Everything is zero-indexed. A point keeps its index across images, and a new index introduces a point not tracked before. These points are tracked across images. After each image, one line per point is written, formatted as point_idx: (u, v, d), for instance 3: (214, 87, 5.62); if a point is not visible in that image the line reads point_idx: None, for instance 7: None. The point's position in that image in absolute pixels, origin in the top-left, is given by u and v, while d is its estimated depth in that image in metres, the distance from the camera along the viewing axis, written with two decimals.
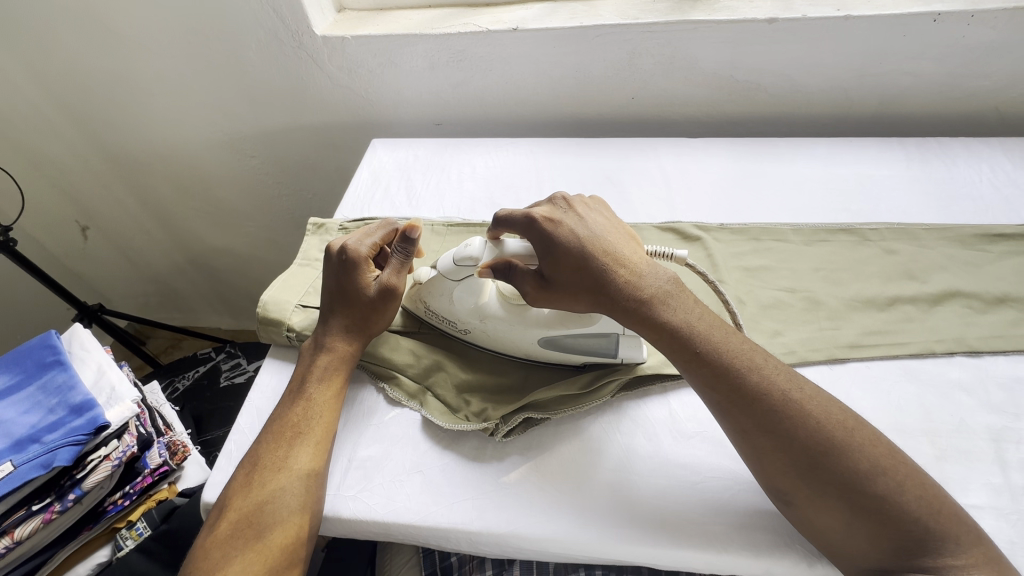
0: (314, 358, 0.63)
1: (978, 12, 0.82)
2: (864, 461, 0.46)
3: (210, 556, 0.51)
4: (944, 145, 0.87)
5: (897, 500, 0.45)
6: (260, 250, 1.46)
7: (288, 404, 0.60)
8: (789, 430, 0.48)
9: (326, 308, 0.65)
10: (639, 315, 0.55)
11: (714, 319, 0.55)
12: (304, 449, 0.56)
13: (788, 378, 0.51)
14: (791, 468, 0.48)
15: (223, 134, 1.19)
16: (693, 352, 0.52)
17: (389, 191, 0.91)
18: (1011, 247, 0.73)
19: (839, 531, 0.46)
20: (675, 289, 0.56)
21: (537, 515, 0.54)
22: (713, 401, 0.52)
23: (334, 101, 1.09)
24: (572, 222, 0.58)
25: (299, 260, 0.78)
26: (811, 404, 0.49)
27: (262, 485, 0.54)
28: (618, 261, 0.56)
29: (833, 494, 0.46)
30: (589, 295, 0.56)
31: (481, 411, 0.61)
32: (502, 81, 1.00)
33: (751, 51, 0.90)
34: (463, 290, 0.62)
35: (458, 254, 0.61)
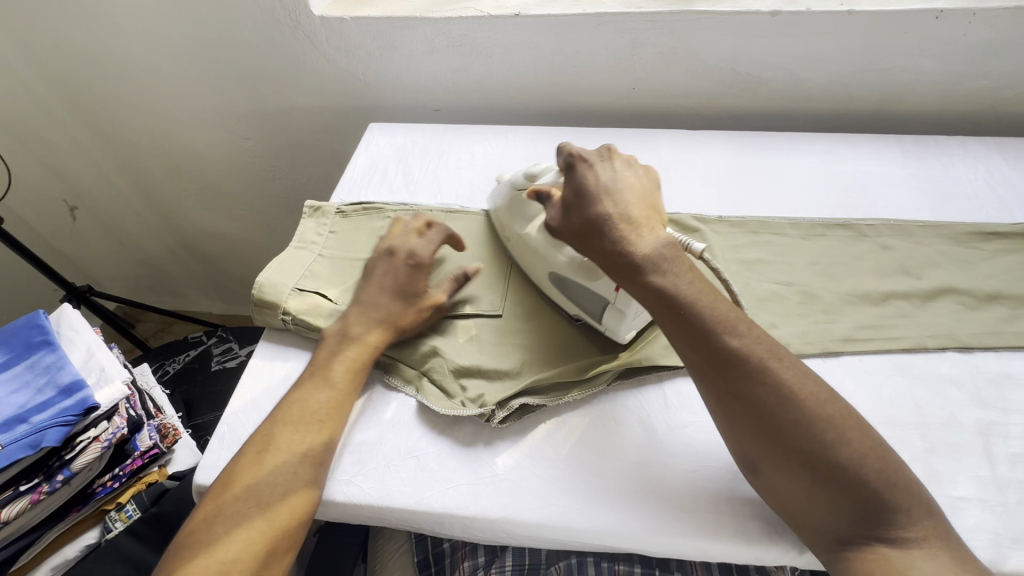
0: (341, 344, 0.62)
1: (980, 11, 0.82)
2: (831, 431, 0.47)
3: (211, 527, 0.50)
4: (941, 144, 0.88)
5: (860, 472, 0.46)
6: (254, 235, 1.44)
7: (308, 379, 0.60)
8: (759, 397, 0.49)
9: (365, 292, 0.66)
10: (625, 271, 0.56)
11: (705, 284, 0.54)
12: (319, 436, 0.56)
13: (767, 349, 0.51)
14: (760, 434, 0.48)
15: (217, 114, 1.17)
16: (670, 310, 0.53)
17: (387, 175, 0.90)
18: (1004, 245, 0.73)
19: (803, 502, 0.47)
20: (670, 255, 0.55)
21: (532, 500, 0.55)
22: (689, 362, 0.53)
23: (330, 83, 1.08)
24: (598, 170, 0.61)
25: (295, 243, 0.77)
26: (788, 373, 0.49)
27: (275, 459, 0.54)
28: (622, 215, 0.58)
29: (799, 463, 0.47)
30: (589, 246, 0.59)
31: (477, 396, 0.60)
32: (502, 67, 0.99)
33: (753, 43, 0.90)
34: (516, 209, 0.70)
35: (530, 171, 0.69)
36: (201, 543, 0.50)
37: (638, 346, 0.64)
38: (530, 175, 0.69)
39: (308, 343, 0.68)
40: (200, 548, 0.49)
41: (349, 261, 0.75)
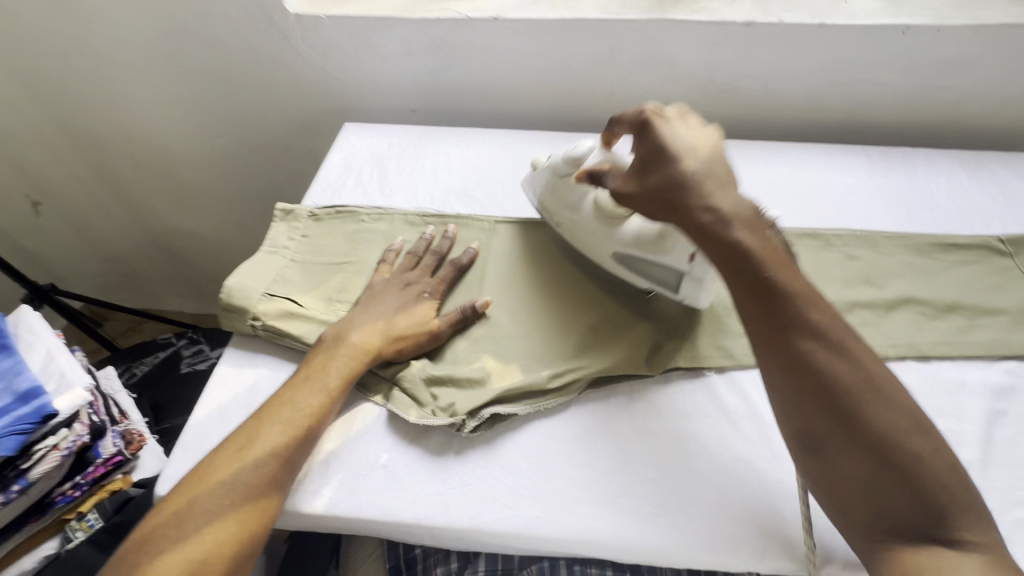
0: (337, 348, 0.62)
1: (945, 27, 0.85)
2: (903, 419, 0.48)
3: (181, 524, 0.50)
4: (906, 155, 0.90)
5: (927, 465, 0.46)
6: (227, 234, 1.41)
7: (298, 387, 0.59)
8: (835, 375, 0.49)
9: (370, 306, 0.66)
10: (703, 233, 0.55)
11: (784, 255, 0.54)
12: (300, 444, 0.56)
13: (845, 334, 0.50)
14: (826, 411, 0.49)
15: (188, 111, 1.14)
16: (754, 278, 0.52)
17: (362, 177, 0.89)
18: (964, 256, 0.75)
19: (858, 487, 0.48)
20: (751, 219, 0.54)
21: (502, 510, 0.55)
22: (758, 333, 0.53)
23: (305, 81, 1.06)
24: (675, 126, 0.59)
25: (266, 247, 0.75)
26: (868, 358, 0.50)
27: (253, 471, 0.53)
28: (708, 172, 0.56)
29: (864, 446, 0.47)
30: (665, 205, 0.57)
31: (448, 406, 0.60)
32: (481, 70, 0.98)
33: (728, 52, 0.91)
34: (564, 190, 0.70)
35: (568, 153, 0.68)
36: (165, 537, 0.50)
37: (609, 354, 0.64)
38: (571, 157, 0.68)
39: (276, 349, 0.67)
40: (163, 542, 0.49)
41: (321, 266, 0.74)
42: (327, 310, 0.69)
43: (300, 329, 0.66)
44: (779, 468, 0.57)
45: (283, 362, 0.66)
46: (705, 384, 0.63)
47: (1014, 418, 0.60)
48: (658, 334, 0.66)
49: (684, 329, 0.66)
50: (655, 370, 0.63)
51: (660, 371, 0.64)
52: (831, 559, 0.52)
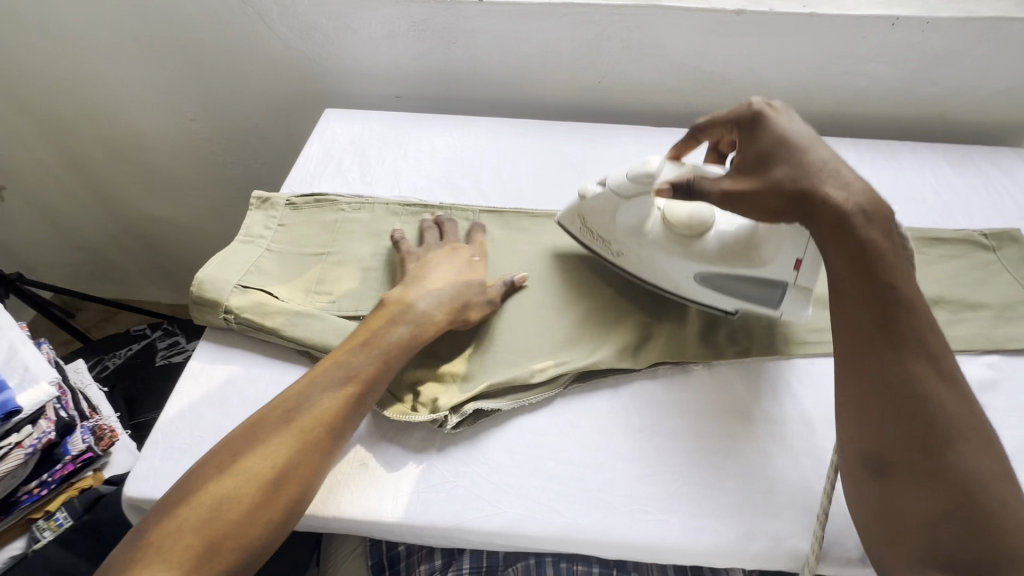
0: (387, 327, 0.60)
1: (933, 19, 0.85)
2: (996, 467, 0.46)
3: (200, 500, 0.48)
4: (892, 149, 0.90)
5: (1012, 516, 0.44)
6: (204, 222, 1.36)
7: (366, 363, 0.57)
8: (935, 403, 0.47)
9: (420, 276, 0.65)
10: (838, 227, 0.51)
11: (909, 270, 0.51)
12: (334, 431, 0.54)
13: (950, 367, 0.49)
14: (914, 437, 0.47)
15: (161, 92, 1.10)
16: (872, 284, 0.50)
17: (342, 165, 0.86)
18: (948, 251, 0.75)
19: (925, 521, 0.46)
20: (877, 213, 0.51)
21: (485, 507, 0.53)
22: (860, 344, 0.50)
23: (284, 64, 1.03)
24: (791, 122, 0.58)
25: (240, 236, 0.72)
26: (971, 398, 0.49)
27: (309, 447, 0.52)
28: (834, 163, 0.54)
29: (948, 481, 0.46)
30: (787, 197, 0.54)
31: (430, 401, 0.58)
32: (466, 55, 0.96)
33: (717, 41, 0.90)
34: (631, 209, 0.65)
35: (633, 172, 0.62)
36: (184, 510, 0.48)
37: (594, 349, 0.63)
38: (639, 176, 0.62)
39: (251, 342, 0.65)
40: (181, 516, 0.48)
41: (298, 256, 0.72)
42: (304, 301, 0.67)
43: (275, 321, 0.63)
44: (765, 463, 0.56)
45: (258, 356, 0.64)
46: (691, 379, 0.63)
47: (995, 412, 0.61)
48: (642, 327, 0.66)
49: (668, 322, 0.66)
50: (640, 364, 0.62)
51: (645, 365, 0.63)
52: (815, 554, 0.51)
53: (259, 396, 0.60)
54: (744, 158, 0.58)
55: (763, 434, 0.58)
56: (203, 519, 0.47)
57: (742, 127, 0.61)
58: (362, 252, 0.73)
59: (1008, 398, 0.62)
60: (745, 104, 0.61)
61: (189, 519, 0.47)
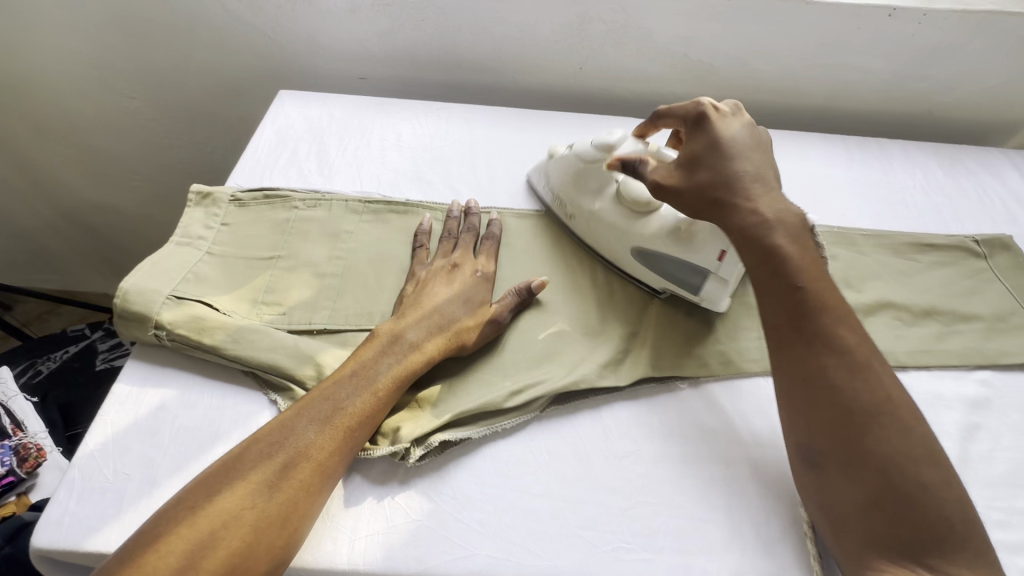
0: (383, 351, 0.54)
1: (930, 11, 0.81)
2: (918, 448, 0.46)
3: (162, 550, 0.42)
4: (882, 148, 0.87)
5: (932, 496, 0.44)
6: (151, 210, 1.25)
7: (358, 393, 0.51)
8: (848, 391, 0.47)
9: (418, 298, 0.60)
10: (744, 231, 0.53)
11: (821, 267, 0.53)
12: (323, 471, 0.47)
13: (867, 353, 0.49)
14: (836, 426, 0.47)
15: (93, 66, 0.98)
16: (779, 282, 0.52)
17: (296, 155, 0.77)
18: (940, 257, 0.72)
19: (855, 508, 0.45)
20: (786, 221, 0.53)
21: (453, 550, 0.48)
22: (777, 339, 0.52)
23: (234, 40, 0.93)
24: (733, 126, 0.59)
25: (176, 238, 0.64)
26: (890, 382, 0.48)
27: (298, 487, 0.46)
28: (755, 174, 0.56)
29: (871, 466, 0.45)
30: (702, 198, 0.56)
31: (390, 431, 0.52)
32: (437, 34, 0.87)
33: (707, 27, 0.84)
34: (589, 176, 0.66)
35: (597, 140, 0.65)
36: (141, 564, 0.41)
37: (572, 368, 0.58)
38: (602, 145, 0.64)
39: (188, 361, 0.57)
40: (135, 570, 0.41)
41: (244, 260, 0.64)
42: (249, 314, 0.60)
43: (215, 337, 0.55)
44: (754, 493, 0.52)
45: (196, 377, 0.56)
46: (678, 399, 0.58)
47: (990, 432, 0.58)
48: (623, 342, 0.60)
49: (653, 336, 0.61)
50: (624, 382, 0.57)
51: (629, 384, 0.58)
52: None
53: (196, 425, 0.53)
54: (680, 154, 0.60)
55: (753, 460, 0.54)
56: (172, 569, 0.41)
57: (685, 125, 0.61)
58: (316, 255, 0.65)
59: (1000, 417, 0.59)
60: (697, 101, 0.62)
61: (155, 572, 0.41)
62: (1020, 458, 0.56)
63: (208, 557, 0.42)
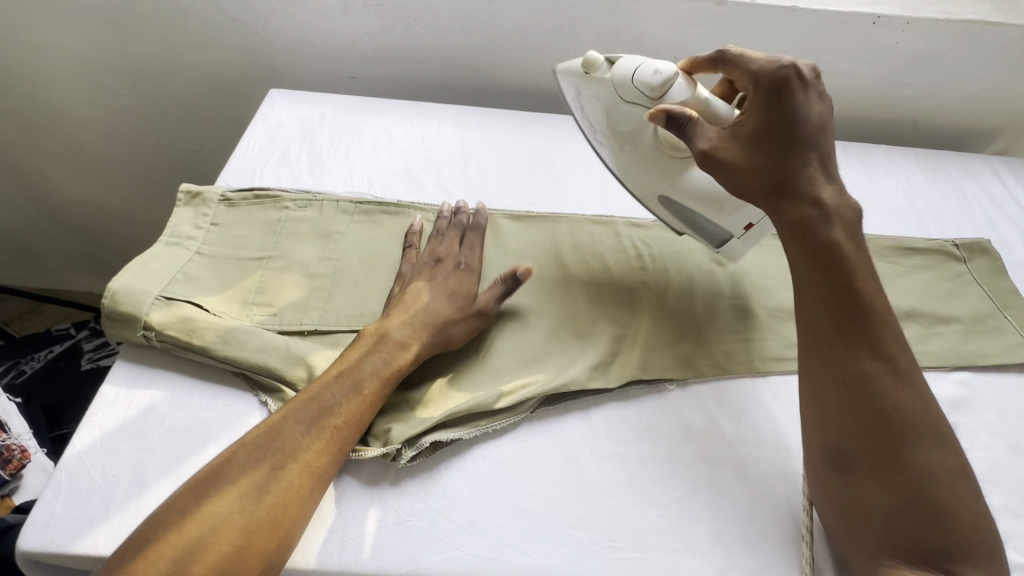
0: (370, 351, 0.54)
1: (913, 20, 0.83)
2: (951, 460, 0.47)
3: (153, 555, 0.41)
4: (866, 153, 0.89)
5: (962, 506, 0.45)
6: (138, 208, 1.23)
7: (346, 394, 0.51)
8: (890, 399, 0.48)
9: (405, 296, 0.60)
10: (801, 223, 0.54)
11: (873, 275, 0.53)
12: (311, 470, 0.48)
13: (909, 361, 0.50)
14: (874, 433, 0.48)
15: (79, 62, 0.97)
16: (829, 284, 0.52)
17: (287, 155, 0.77)
18: (921, 261, 0.74)
19: (883, 514, 0.46)
20: (846, 217, 0.54)
21: (444, 550, 0.48)
22: (820, 341, 0.52)
23: (225, 38, 0.92)
24: (808, 102, 0.56)
25: (165, 237, 0.63)
26: (926, 394, 0.49)
27: (290, 487, 0.46)
28: (818, 166, 0.55)
29: (908, 475, 0.46)
30: (756, 184, 0.56)
31: (381, 433, 0.53)
32: (428, 35, 0.88)
33: (696, 32, 0.85)
34: (625, 111, 0.63)
35: (643, 75, 0.59)
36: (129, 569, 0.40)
37: (563, 368, 0.58)
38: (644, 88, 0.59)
39: (177, 361, 0.57)
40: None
41: (234, 260, 0.64)
42: (240, 315, 0.59)
43: (204, 338, 0.55)
44: (740, 492, 0.53)
45: (185, 377, 0.56)
46: (666, 400, 0.59)
47: (967, 431, 0.60)
48: (613, 343, 0.61)
49: (642, 337, 0.62)
50: (613, 383, 0.58)
51: (618, 385, 0.58)
52: None
53: (185, 426, 0.53)
54: (746, 123, 0.57)
55: (739, 460, 0.55)
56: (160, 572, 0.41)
57: (760, 89, 0.57)
58: (307, 256, 0.65)
59: (978, 417, 0.61)
60: (779, 62, 0.56)
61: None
62: (996, 456, 0.58)
63: (199, 561, 0.42)
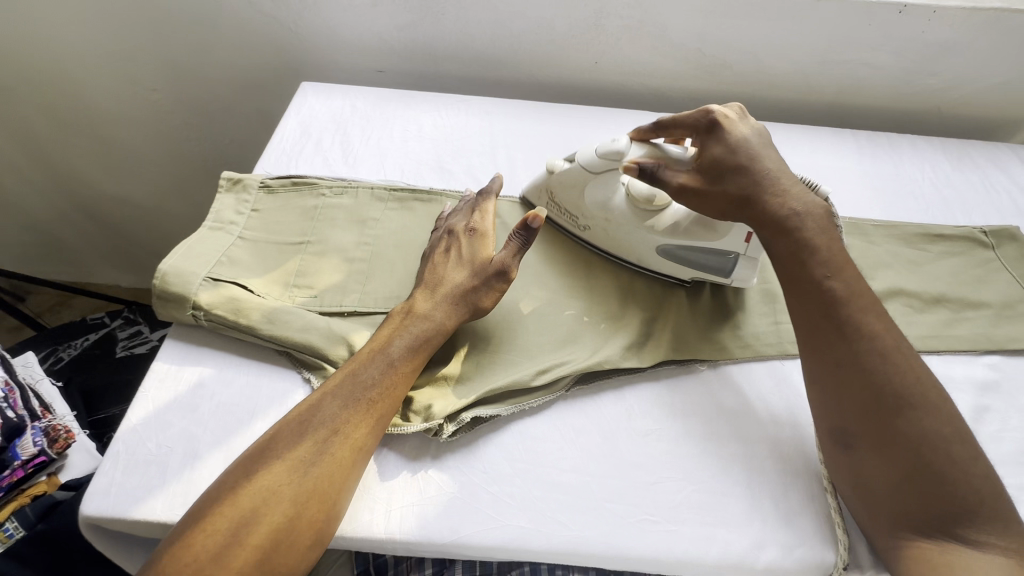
0: (403, 327, 0.55)
1: (940, 9, 0.83)
2: (947, 427, 0.47)
3: (209, 527, 0.43)
4: (891, 143, 0.89)
5: (963, 471, 0.46)
6: (167, 201, 1.26)
7: (383, 370, 0.52)
8: (883, 376, 0.49)
9: (431, 272, 0.60)
10: (780, 228, 0.55)
11: (846, 260, 0.54)
12: (354, 444, 0.49)
13: (895, 338, 0.51)
14: (870, 411, 0.49)
15: (116, 57, 0.99)
16: (810, 277, 0.53)
17: (321, 145, 0.79)
18: (949, 248, 0.74)
19: (886, 486, 0.48)
20: (817, 215, 0.55)
21: (486, 520, 0.50)
22: (812, 332, 0.53)
23: (257, 33, 0.94)
24: (744, 132, 0.59)
25: (208, 222, 0.66)
26: (916, 364, 0.50)
27: (333, 461, 0.48)
28: (776, 172, 0.57)
29: (905, 447, 0.47)
30: (732, 202, 0.56)
31: (423, 408, 0.54)
32: (457, 29, 0.89)
33: (722, 23, 0.86)
34: (598, 185, 0.64)
35: (603, 149, 0.62)
36: (188, 542, 0.43)
37: (596, 348, 0.60)
38: (610, 154, 0.61)
39: (223, 341, 0.59)
40: (183, 549, 0.42)
41: (274, 245, 0.66)
42: (282, 296, 0.61)
43: (250, 317, 0.57)
44: (774, 470, 0.54)
45: (232, 356, 0.58)
46: (697, 379, 0.60)
47: (998, 413, 0.60)
48: (645, 325, 0.62)
49: (673, 319, 0.63)
50: (646, 363, 0.59)
51: (650, 365, 0.59)
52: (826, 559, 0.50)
53: (233, 401, 0.55)
54: (702, 158, 0.59)
55: (771, 439, 0.56)
56: (217, 542, 0.43)
57: (700, 133, 0.60)
58: (344, 240, 0.67)
59: (1008, 400, 0.61)
60: (703, 110, 0.60)
61: (202, 548, 0.43)
62: None
63: (253, 532, 0.44)
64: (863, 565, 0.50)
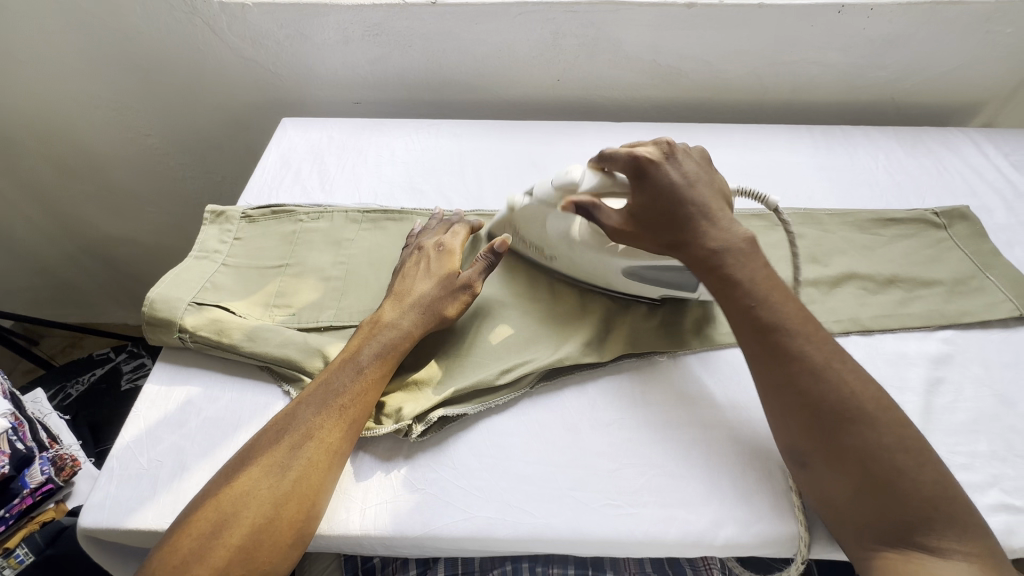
0: (369, 342, 0.59)
1: (877, 5, 0.87)
2: (888, 437, 0.49)
3: (192, 529, 0.47)
4: (846, 134, 0.92)
5: (912, 480, 0.47)
6: (166, 239, 1.33)
7: (351, 380, 0.56)
8: (820, 392, 0.51)
9: (401, 288, 0.64)
10: (706, 262, 0.57)
11: (776, 285, 0.56)
12: (327, 446, 0.52)
13: (831, 351, 0.53)
14: (814, 428, 0.50)
15: (111, 106, 1.07)
16: (741, 305, 0.56)
17: (300, 174, 0.84)
18: (902, 231, 0.77)
19: (845, 497, 0.49)
20: (744, 247, 0.58)
21: (455, 513, 0.53)
22: (753, 357, 0.55)
23: (239, 76, 1.01)
24: (672, 172, 0.60)
25: (194, 251, 0.71)
26: (851, 376, 0.51)
27: (308, 463, 0.51)
28: (701, 209, 0.59)
29: (852, 459, 0.48)
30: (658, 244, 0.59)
31: (395, 412, 0.57)
32: (424, 56, 0.95)
33: (672, 35, 0.91)
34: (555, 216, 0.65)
35: (557, 181, 0.63)
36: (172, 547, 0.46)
37: (559, 346, 0.63)
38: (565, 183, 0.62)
39: (209, 361, 0.63)
40: (168, 553, 0.46)
41: (257, 270, 0.71)
42: (263, 316, 0.66)
43: (233, 337, 0.61)
44: (732, 451, 0.57)
45: (217, 374, 0.62)
46: (657, 370, 0.63)
47: (952, 385, 0.62)
48: (604, 322, 0.65)
49: (632, 316, 0.66)
50: (605, 357, 0.62)
51: (611, 358, 0.62)
52: (782, 537, 0.52)
53: (219, 416, 0.59)
54: (632, 201, 0.60)
55: (728, 423, 0.59)
56: (196, 541, 0.46)
57: (630, 174, 0.60)
58: (321, 261, 0.71)
59: (962, 371, 0.63)
60: (631, 152, 0.60)
61: (185, 548, 0.46)
62: (981, 406, 0.60)
63: (231, 532, 0.47)
64: (820, 536, 0.53)
